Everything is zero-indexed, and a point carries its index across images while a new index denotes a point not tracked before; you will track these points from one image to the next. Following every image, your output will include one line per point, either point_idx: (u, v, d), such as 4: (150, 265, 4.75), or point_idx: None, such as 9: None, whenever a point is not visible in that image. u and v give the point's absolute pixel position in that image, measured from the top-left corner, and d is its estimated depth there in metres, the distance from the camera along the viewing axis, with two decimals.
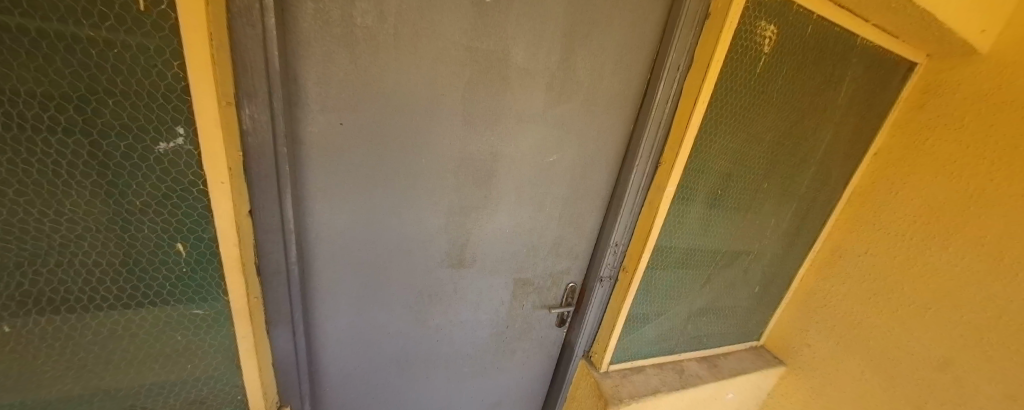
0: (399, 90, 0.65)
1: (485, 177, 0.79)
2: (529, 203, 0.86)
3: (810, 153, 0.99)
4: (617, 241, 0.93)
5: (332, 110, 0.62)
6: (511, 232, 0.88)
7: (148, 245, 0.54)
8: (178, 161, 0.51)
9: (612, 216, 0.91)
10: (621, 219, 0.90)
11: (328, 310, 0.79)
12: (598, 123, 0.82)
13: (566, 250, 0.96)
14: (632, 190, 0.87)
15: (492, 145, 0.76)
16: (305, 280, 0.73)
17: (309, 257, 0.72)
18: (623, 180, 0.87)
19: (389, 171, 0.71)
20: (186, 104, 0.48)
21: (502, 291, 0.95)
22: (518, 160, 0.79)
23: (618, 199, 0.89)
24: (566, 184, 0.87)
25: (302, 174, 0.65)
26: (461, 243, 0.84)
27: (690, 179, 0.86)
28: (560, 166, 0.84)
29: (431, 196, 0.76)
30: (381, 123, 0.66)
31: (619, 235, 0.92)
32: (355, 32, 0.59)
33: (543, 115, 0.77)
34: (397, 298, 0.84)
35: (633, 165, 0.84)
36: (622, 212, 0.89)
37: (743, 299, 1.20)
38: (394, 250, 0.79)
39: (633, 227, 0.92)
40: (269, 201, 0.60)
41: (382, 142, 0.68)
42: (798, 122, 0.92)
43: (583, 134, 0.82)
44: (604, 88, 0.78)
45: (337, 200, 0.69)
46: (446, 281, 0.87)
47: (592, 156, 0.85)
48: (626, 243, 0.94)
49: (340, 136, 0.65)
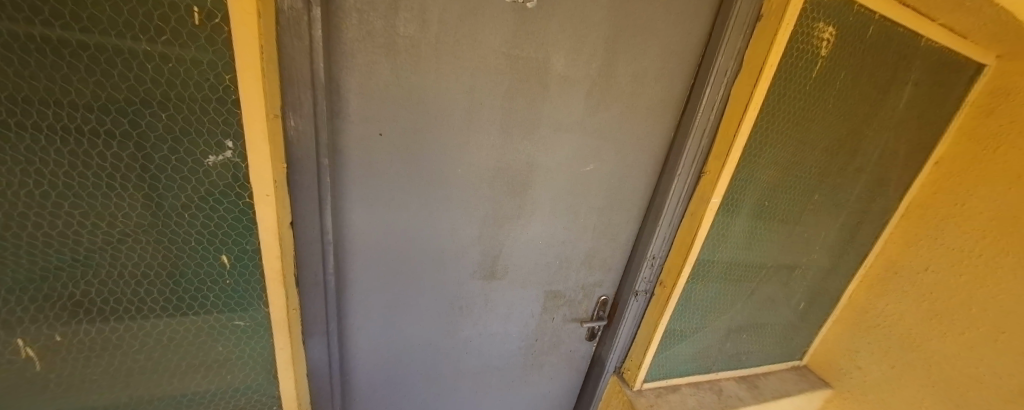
0: (438, 101, 0.64)
1: (520, 187, 0.77)
2: (564, 213, 0.82)
3: (865, 163, 0.92)
4: (654, 255, 0.89)
5: (371, 121, 0.62)
6: (544, 244, 0.85)
7: (194, 257, 0.54)
8: (226, 174, 0.51)
9: (649, 227, 0.87)
10: (658, 233, 0.86)
11: (361, 321, 0.78)
12: (638, 132, 0.78)
13: (600, 261, 0.92)
14: (672, 201, 0.83)
15: (528, 154, 0.74)
16: (340, 290, 0.73)
17: (343, 267, 0.71)
18: (662, 190, 0.83)
19: (424, 181, 0.70)
20: (235, 117, 0.49)
21: (533, 303, 0.91)
22: (554, 169, 0.77)
23: (657, 212, 0.85)
24: (602, 193, 0.83)
25: (339, 184, 0.64)
26: (493, 254, 0.82)
27: (738, 192, 0.81)
28: (596, 175, 0.81)
29: (464, 207, 0.75)
30: (419, 133, 0.65)
31: (656, 249, 0.88)
32: (397, 41, 0.58)
33: (583, 124, 0.74)
34: (428, 309, 0.82)
35: (675, 175, 0.80)
36: (660, 225, 0.85)
37: (785, 316, 1.12)
38: (426, 260, 0.77)
39: (671, 239, 0.88)
40: (310, 212, 0.59)
41: (418, 152, 0.67)
42: (853, 130, 0.86)
43: (622, 144, 0.79)
44: (645, 97, 0.75)
45: (374, 210, 0.69)
46: (477, 293, 0.84)
47: (631, 165, 0.82)
48: (664, 257, 0.89)
49: (379, 146, 0.64)
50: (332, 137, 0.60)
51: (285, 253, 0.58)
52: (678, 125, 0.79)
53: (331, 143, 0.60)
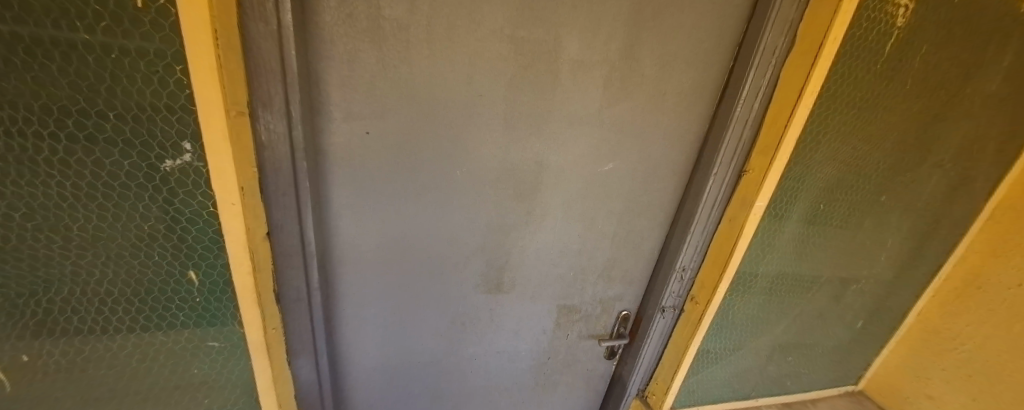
0: (432, 94, 0.56)
1: (528, 190, 0.67)
2: (579, 219, 0.73)
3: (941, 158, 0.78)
4: (685, 267, 0.77)
5: (356, 118, 0.54)
6: (556, 254, 0.75)
7: (159, 274, 0.49)
8: (186, 180, 0.44)
9: (679, 235, 0.76)
10: (690, 241, 0.74)
11: (354, 337, 0.71)
12: (667, 125, 0.67)
13: (620, 273, 0.81)
14: (706, 205, 0.71)
15: (538, 152, 0.65)
16: (329, 304, 0.66)
17: (332, 279, 0.65)
18: (695, 191, 0.72)
19: (418, 185, 0.62)
20: (190, 116, 0.41)
21: (544, 319, 0.81)
22: (568, 170, 0.67)
23: (688, 217, 0.73)
24: (623, 196, 0.73)
25: (323, 189, 0.58)
26: (499, 265, 0.73)
27: (787, 194, 0.69)
28: (616, 175, 0.70)
29: (464, 213, 0.66)
30: (413, 131, 0.58)
31: (686, 259, 0.76)
32: (383, 25, 0.50)
33: (600, 117, 0.64)
34: (429, 325, 0.75)
35: (710, 174, 0.68)
36: (691, 233, 0.74)
37: (839, 335, 0.98)
38: (425, 272, 0.70)
39: (704, 248, 0.76)
40: (288, 221, 0.53)
41: (409, 151, 0.59)
42: (928, 120, 0.72)
43: (646, 139, 0.68)
44: (675, 84, 0.64)
45: (365, 218, 0.62)
46: (482, 308, 0.76)
47: (659, 163, 0.71)
48: (696, 270, 0.78)
49: (366, 147, 0.57)
50: (312, 136, 0.53)
51: (262, 268, 0.52)
52: (715, 116, 0.67)
53: (310, 144, 0.53)
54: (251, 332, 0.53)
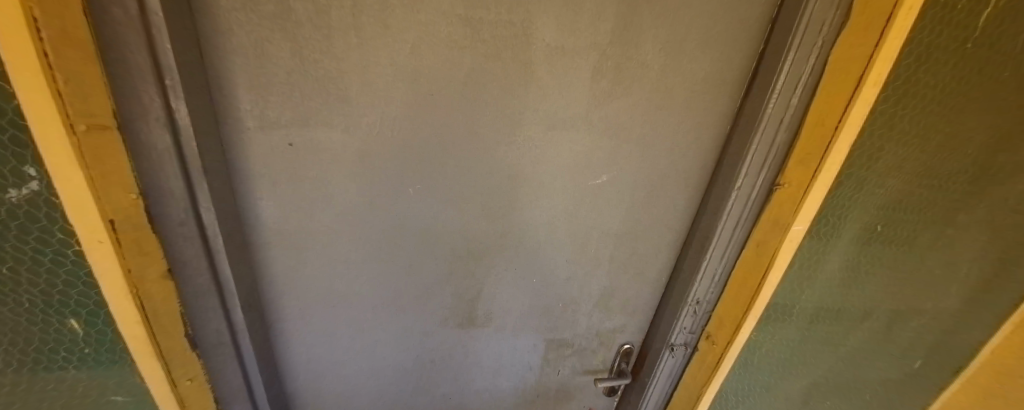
0: (365, 94, 0.43)
1: (502, 209, 0.54)
2: (568, 242, 0.59)
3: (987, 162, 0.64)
4: (699, 299, 0.62)
5: (275, 127, 0.43)
6: (540, 284, 0.61)
7: (31, 323, 0.39)
8: (38, 214, 0.33)
9: (692, 258, 0.61)
10: (705, 269, 0.59)
11: (307, 373, 0.62)
12: (679, 125, 0.53)
13: (621, 303, 0.67)
14: (725, 225, 0.55)
15: (513, 164, 0.51)
16: (265, 342, 0.56)
17: (267, 310, 0.55)
18: (713, 206, 0.57)
19: (358, 206, 0.50)
20: (26, 132, 0.29)
21: (528, 354, 0.68)
22: (552, 184, 0.54)
23: (704, 240, 0.58)
24: (623, 214, 0.59)
25: (243, 212, 0.47)
26: (471, 298, 0.60)
27: (835, 216, 0.54)
28: (613, 187, 0.56)
29: (420, 238, 0.54)
30: (350, 143, 0.45)
31: (699, 290, 0.61)
32: (293, 6, 0.37)
33: (593, 117, 0.50)
34: (391, 364, 0.64)
35: (732, 188, 0.53)
36: (707, 260, 0.58)
37: (891, 375, 0.80)
38: (380, 306, 0.58)
39: (723, 277, 0.60)
40: (194, 258, 0.43)
41: (343, 165, 0.47)
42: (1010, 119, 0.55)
43: (653, 141, 0.54)
44: (693, 71, 0.49)
45: (302, 246, 0.51)
46: (452, 346, 0.63)
47: (668, 171, 0.57)
48: (712, 303, 0.62)
49: (290, 161, 0.45)
50: (216, 149, 0.41)
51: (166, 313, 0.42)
52: (742, 114, 0.52)
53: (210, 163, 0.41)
54: (156, 387, 0.44)
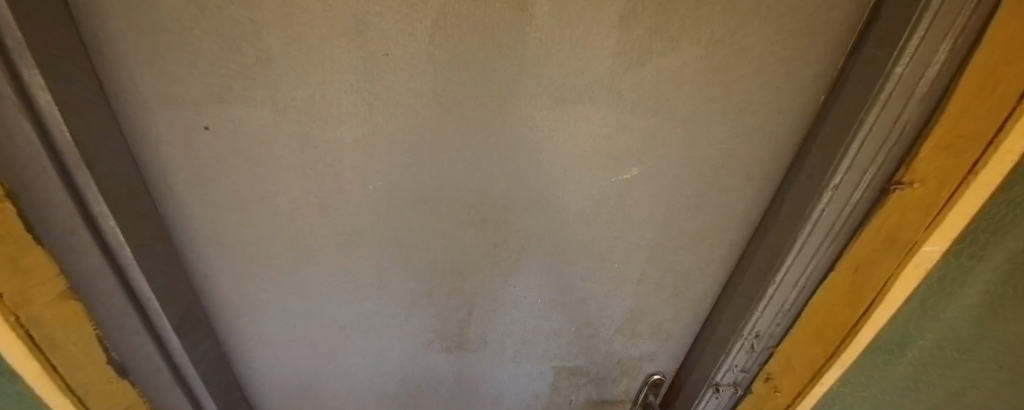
0: (295, 57, 0.30)
1: (496, 213, 0.41)
2: (585, 254, 0.45)
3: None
4: (760, 333, 0.45)
5: (185, 105, 0.32)
6: (546, 304, 0.48)
7: None
8: None
9: (756, 277, 0.44)
10: (773, 298, 0.42)
11: (275, 391, 0.54)
12: (760, 98, 0.35)
13: (651, 326, 0.53)
14: (809, 241, 0.37)
15: (509, 153, 0.37)
16: (213, 375, 0.46)
17: (216, 324, 0.47)
18: (793, 208, 0.38)
19: (306, 210, 0.38)
20: None
21: (533, 384, 0.56)
22: (565, 180, 0.40)
23: (774, 257, 0.41)
24: (661, 219, 0.44)
25: (162, 212, 0.38)
26: (459, 319, 0.48)
27: (995, 231, 0.32)
28: (648, 185, 0.41)
29: (387, 247, 0.42)
30: (284, 125, 0.34)
31: (762, 322, 0.44)
32: None
33: (625, 88, 0.34)
34: (368, 388, 0.54)
35: (827, 187, 0.34)
36: (776, 287, 0.41)
37: None
38: (348, 326, 0.47)
39: (798, 307, 0.42)
40: (96, 278, 0.33)
41: (281, 155, 0.35)
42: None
43: (714, 122, 0.37)
44: (806, 12, 0.30)
45: (247, 256, 0.41)
46: (441, 371, 0.53)
47: (731, 163, 0.40)
48: (779, 339, 0.45)
49: (211, 150, 0.34)
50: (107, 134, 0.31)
51: (77, 341, 0.34)
52: (857, 67, 0.31)
53: (97, 158, 0.29)
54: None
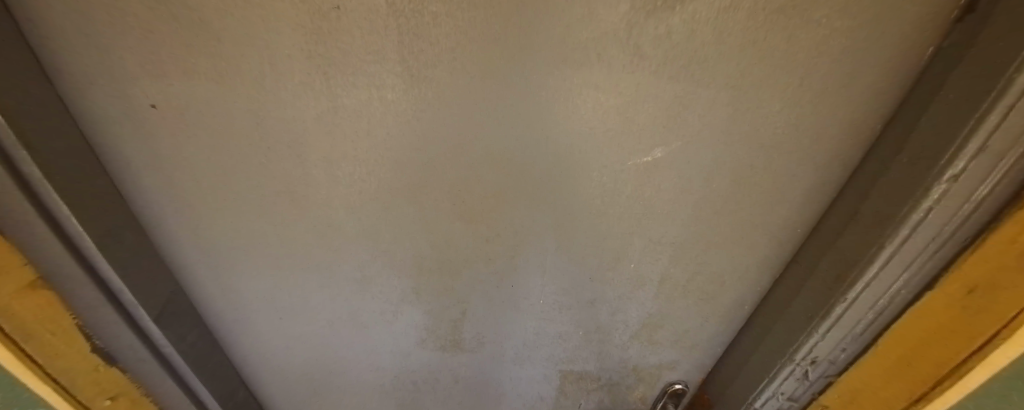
0: (229, 17, 0.25)
1: (488, 204, 0.35)
2: (595, 252, 0.38)
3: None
4: (818, 360, 0.36)
5: (124, 80, 0.28)
6: (549, 306, 0.43)
7: None
8: None
9: (818, 291, 0.34)
10: (840, 320, 0.33)
11: (274, 380, 0.54)
12: (839, 54, 0.26)
13: (673, 333, 0.46)
14: (901, 252, 0.27)
15: (499, 132, 0.30)
16: (201, 361, 0.46)
17: (206, 312, 0.46)
18: (880, 206, 0.28)
19: (275, 198, 0.35)
20: None
21: (539, 386, 0.51)
22: (569, 166, 0.32)
23: (846, 269, 0.31)
24: (691, 213, 0.36)
25: (127, 198, 0.35)
26: (453, 317, 0.44)
27: None
28: (674, 171, 0.33)
29: (365, 239, 0.37)
30: (234, 102, 0.29)
31: (823, 348, 0.35)
32: None
33: (648, 44, 0.26)
34: (364, 382, 0.51)
35: (937, 177, 0.23)
36: (845, 306, 0.32)
37: None
38: (336, 321, 0.44)
39: (875, 330, 0.33)
40: (52, 269, 0.30)
41: (237, 138, 0.31)
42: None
43: (769, 88, 0.28)
44: None
45: (223, 247, 0.39)
46: (437, 369, 0.49)
47: (785, 141, 0.31)
48: (845, 368, 0.36)
49: (164, 131, 0.31)
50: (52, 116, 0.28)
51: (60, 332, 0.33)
52: None
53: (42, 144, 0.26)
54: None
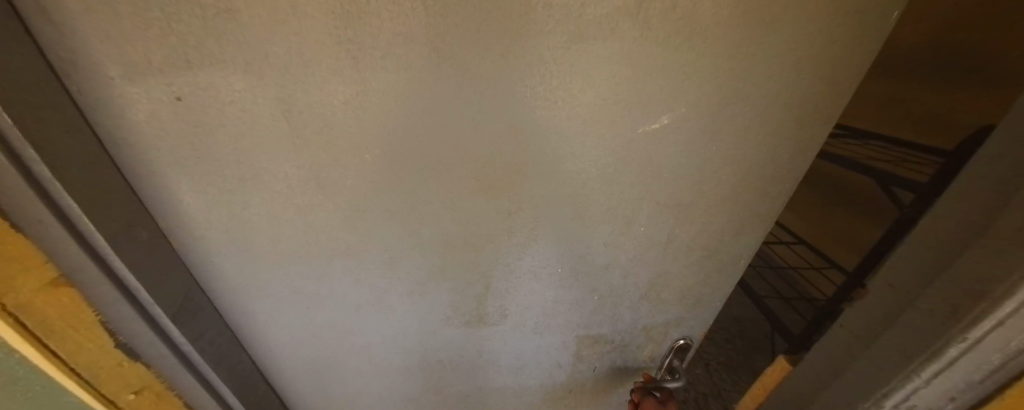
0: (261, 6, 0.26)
1: (510, 179, 0.37)
2: (607, 218, 0.41)
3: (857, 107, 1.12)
4: None
5: (144, 75, 0.28)
6: (566, 274, 0.45)
7: None
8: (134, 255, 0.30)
9: (913, 334, 0.26)
10: (954, 364, 0.24)
11: (299, 372, 0.54)
12: (813, 20, 0.29)
13: (678, 291, 0.50)
14: (1002, 331, 0.21)
15: (522, 107, 0.32)
16: (222, 358, 0.46)
17: (225, 309, 0.46)
18: (969, 283, 0.22)
19: (299, 186, 0.35)
20: None
21: (557, 353, 0.54)
22: (584, 137, 0.35)
23: (964, 296, 0.22)
24: (692, 175, 0.39)
25: (147, 197, 0.35)
26: (477, 293, 0.46)
27: None
28: (676, 138, 0.36)
29: (392, 221, 0.39)
30: (258, 90, 0.29)
31: (927, 395, 0.26)
32: None
33: (651, 18, 0.28)
34: (390, 364, 0.53)
35: (1017, 283, 0.19)
36: (962, 348, 0.23)
37: None
38: (363, 305, 0.46)
39: (986, 390, 0.24)
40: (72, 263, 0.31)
41: (259, 125, 0.31)
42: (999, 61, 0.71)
43: (757, 53, 0.31)
44: None
45: (246, 239, 0.39)
46: (461, 345, 0.51)
47: (775, 102, 0.34)
48: None
49: (182, 125, 0.31)
50: (55, 110, 0.27)
51: (79, 326, 0.35)
52: None
53: (37, 134, 0.26)
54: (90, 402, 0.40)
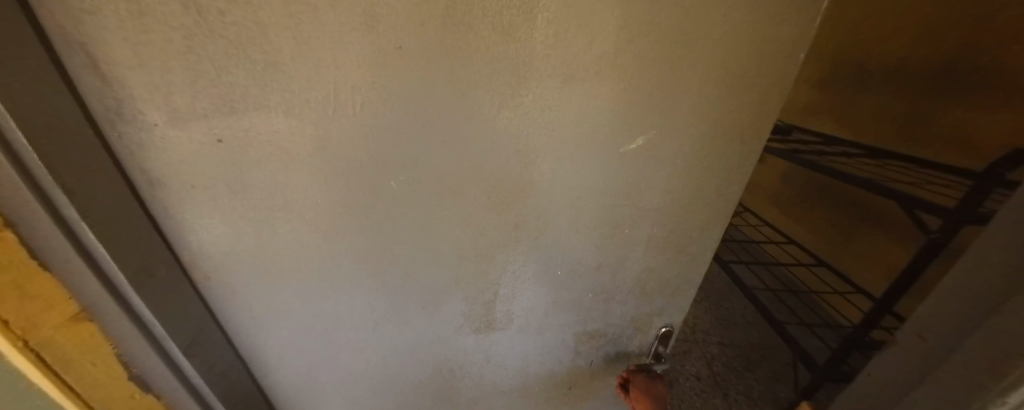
0: (305, 59, 0.30)
1: (516, 195, 0.43)
2: (598, 223, 0.48)
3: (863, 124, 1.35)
4: None
5: (185, 118, 0.31)
6: (566, 275, 0.51)
7: None
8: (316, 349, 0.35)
9: (971, 371, 0.31)
10: None
11: (309, 395, 0.55)
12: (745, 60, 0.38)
13: (660, 284, 0.58)
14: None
15: (526, 134, 0.38)
16: (230, 388, 0.46)
17: (238, 338, 0.46)
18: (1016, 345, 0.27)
19: (325, 212, 0.38)
20: None
21: (558, 350, 0.60)
22: (577, 156, 0.41)
23: (995, 370, 0.29)
24: (664, 183, 0.47)
25: (171, 232, 0.37)
26: (486, 299, 0.50)
27: None
28: (650, 153, 0.43)
29: (412, 239, 0.43)
30: (297, 129, 0.33)
31: None
32: None
33: (626, 61, 0.36)
34: (403, 377, 0.56)
35: None
36: None
37: None
38: (379, 320, 0.48)
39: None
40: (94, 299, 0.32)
41: (293, 160, 0.35)
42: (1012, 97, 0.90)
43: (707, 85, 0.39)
44: None
45: (269, 266, 0.41)
46: (472, 351, 0.55)
47: (724, 122, 0.43)
48: None
49: (217, 163, 0.33)
50: (94, 155, 0.29)
51: (96, 360, 0.36)
52: None
53: (70, 178, 0.28)
54: None
